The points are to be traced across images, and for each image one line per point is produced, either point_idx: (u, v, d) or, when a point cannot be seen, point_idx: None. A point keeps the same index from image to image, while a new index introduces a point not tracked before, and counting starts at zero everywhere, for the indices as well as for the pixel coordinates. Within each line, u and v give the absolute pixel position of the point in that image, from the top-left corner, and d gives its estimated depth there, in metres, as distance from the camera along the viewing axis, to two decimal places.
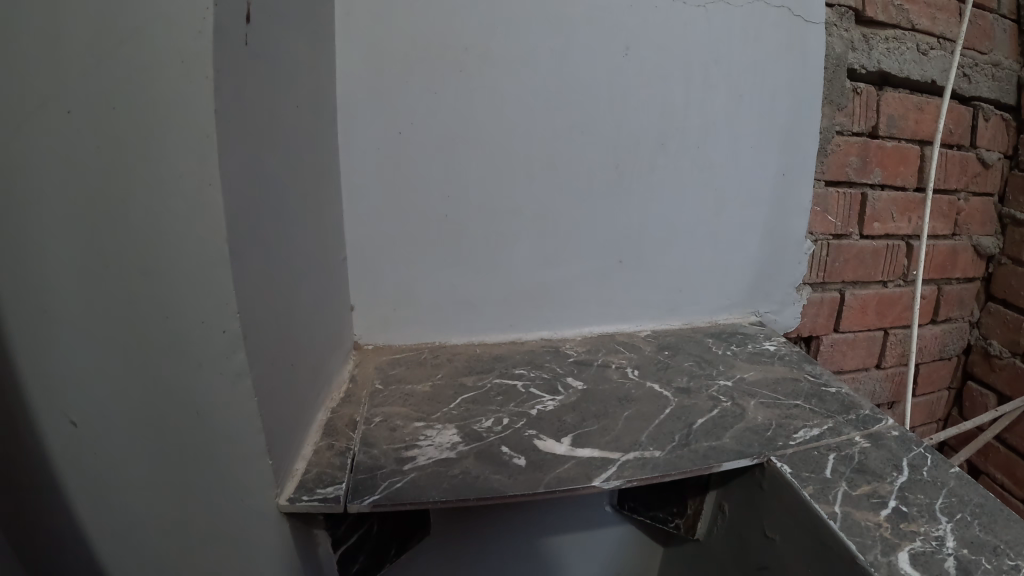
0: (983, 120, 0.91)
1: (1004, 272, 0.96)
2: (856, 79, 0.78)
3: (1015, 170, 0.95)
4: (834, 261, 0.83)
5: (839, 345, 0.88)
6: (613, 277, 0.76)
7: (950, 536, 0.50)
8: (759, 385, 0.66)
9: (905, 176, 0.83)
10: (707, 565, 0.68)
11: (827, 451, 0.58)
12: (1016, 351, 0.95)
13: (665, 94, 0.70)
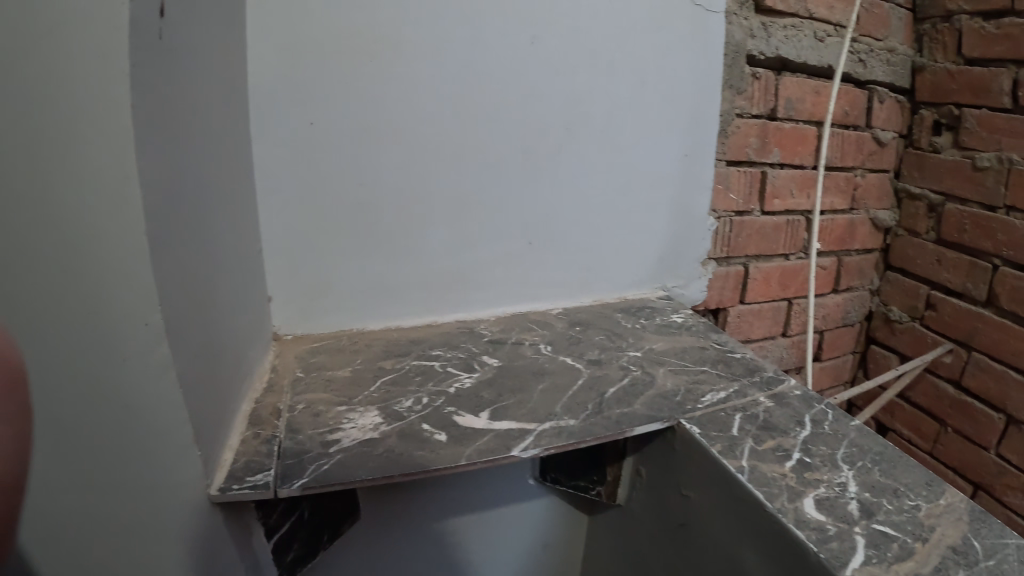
0: (878, 102, 0.97)
1: (902, 242, 1.06)
2: (755, 65, 0.83)
3: (909, 147, 1.04)
4: (737, 237, 0.89)
5: (745, 315, 0.94)
6: (527, 258, 0.79)
7: (853, 482, 0.54)
8: (668, 354, 0.70)
9: (803, 155, 0.89)
10: (629, 528, 0.71)
11: (733, 411, 0.61)
12: (914, 314, 1.06)
13: (571, 81, 0.73)
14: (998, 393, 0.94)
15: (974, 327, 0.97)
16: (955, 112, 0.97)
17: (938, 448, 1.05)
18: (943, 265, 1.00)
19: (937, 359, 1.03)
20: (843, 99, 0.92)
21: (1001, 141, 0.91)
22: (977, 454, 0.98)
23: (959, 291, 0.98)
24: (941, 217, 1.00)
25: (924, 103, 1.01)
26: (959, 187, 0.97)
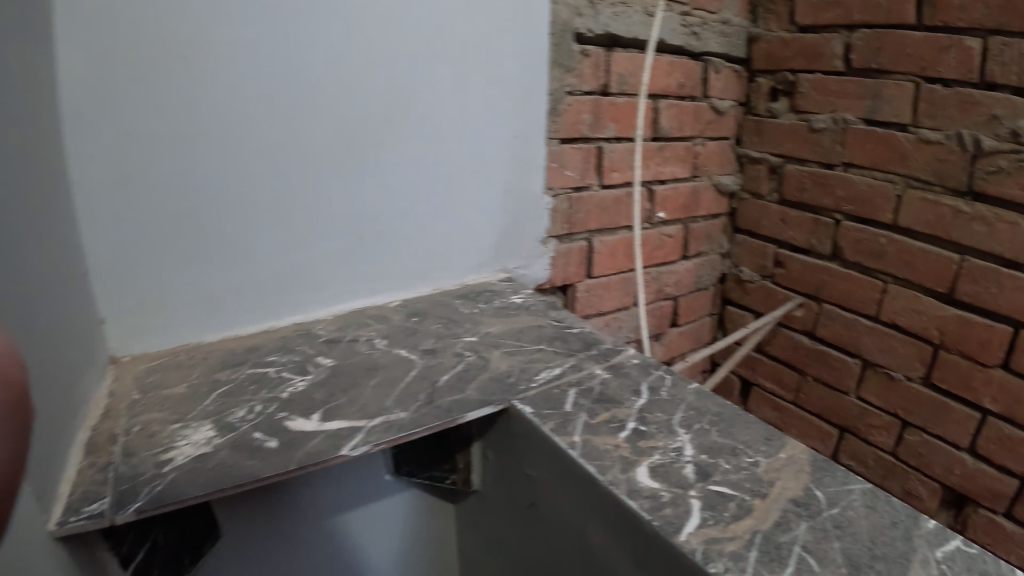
0: (713, 72, 1.01)
1: (748, 205, 1.20)
2: (585, 42, 0.85)
3: (748, 116, 1.17)
4: (577, 213, 0.91)
5: (593, 288, 0.97)
6: (359, 254, 0.77)
7: (689, 445, 0.54)
8: (505, 336, 0.71)
9: (639, 127, 0.93)
10: (490, 512, 0.73)
11: (568, 387, 0.61)
12: (764, 273, 1.21)
13: (393, 71, 0.72)
14: (851, 339, 1.10)
15: (821, 280, 1.12)
16: (789, 78, 1.10)
17: (802, 396, 1.20)
18: (788, 224, 1.15)
19: (789, 314, 1.18)
20: (679, 70, 0.95)
21: (834, 104, 1.05)
22: (840, 398, 1.14)
23: (805, 246, 1.13)
24: (782, 177, 1.14)
25: (759, 71, 1.14)
26: (797, 149, 1.11)
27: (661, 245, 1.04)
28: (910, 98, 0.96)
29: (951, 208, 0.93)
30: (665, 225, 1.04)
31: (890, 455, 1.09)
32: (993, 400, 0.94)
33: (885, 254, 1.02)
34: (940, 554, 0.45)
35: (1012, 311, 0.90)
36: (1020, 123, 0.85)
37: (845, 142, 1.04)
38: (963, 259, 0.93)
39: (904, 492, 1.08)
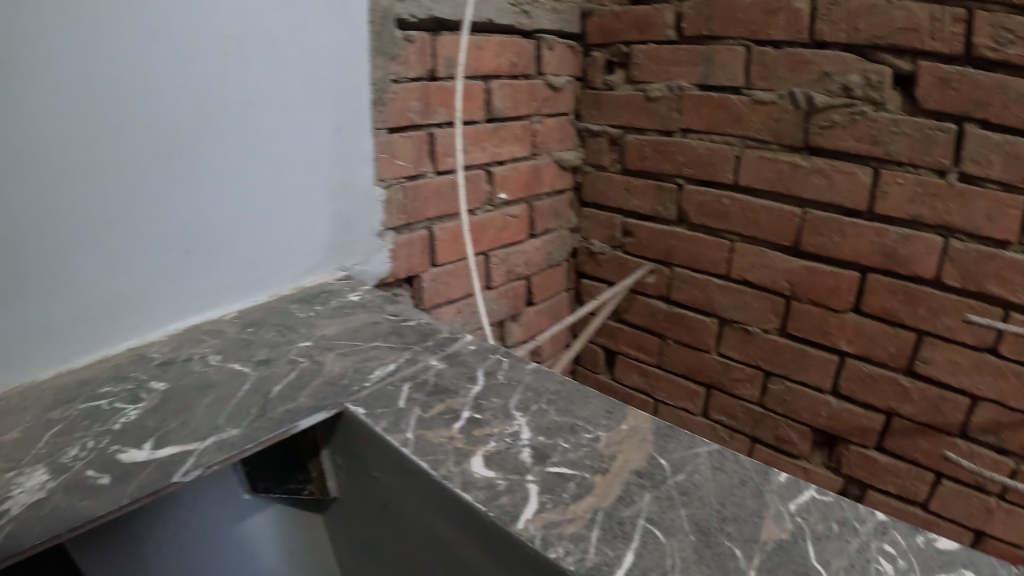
0: (547, 49, 1.16)
1: (592, 177, 1.35)
2: (407, 28, 0.92)
3: (585, 90, 1.31)
4: (414, 203, 0.99)
5: (437, 278, 1.06)
6: (187, 267, 0.74)
7: (527, 429, 0.62)
8: (339, 337, 0.77)
9: (472, 110, 1.05)
10: (349, 516, 0.77)
11: (402, 381, 0.69)
12: (614, 244, 1.36)
13: (204, 71, 0.70)
14: (705, 300, 1.28)
15: (670, 245, 1.28)
16: (623, 50, 1.24)
17: (665, 358, 1.38)
18: (632, 193, 1.30)
19: (641, 281, 1.35)
20: (510, 49, 1.07)
21: (667, 72, 1.19)
22: (700, 356, 1.33)
23: (650, 213, 1.29)
24: (622, 148, 1.29)
25: (594, 46, 1.27)
26: (633, 118, 1.26)
27: (504, 226, 1.18)
28: (742, 61, 1.11)
29: (788, 164, 1.10)
30: (510, 206, 1.19)
31: (755, 403, 1.30)
32: (849, 341, 1.14)
33: (728, 214, 1.20)
34: (794, 507, 0.54)
35: (855, 257, 1.09)
36: (848, 79, 1.02)
37: (681, 109, 1.19)
38: (805, 213, 1.11)
39: (777, 438, 1.29)
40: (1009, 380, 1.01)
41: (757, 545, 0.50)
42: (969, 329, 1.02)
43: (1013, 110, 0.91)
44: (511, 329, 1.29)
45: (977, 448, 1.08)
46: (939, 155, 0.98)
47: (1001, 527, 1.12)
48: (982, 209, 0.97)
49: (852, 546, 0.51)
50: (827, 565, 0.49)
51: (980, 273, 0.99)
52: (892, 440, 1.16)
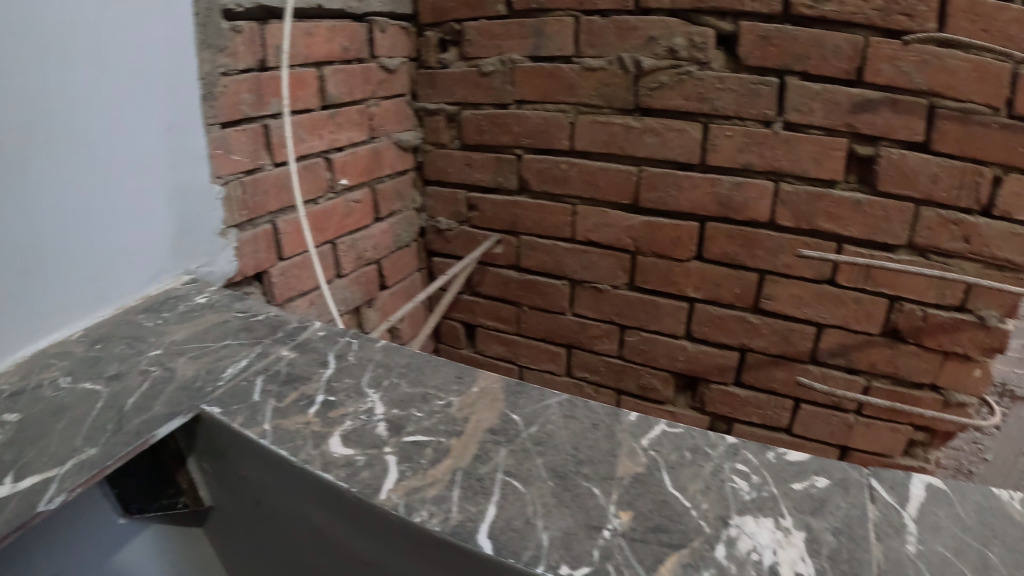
0: (378, 31, 1.19)
1: (432, 156, 1.35)
2: (235, 19, 0.94)
3: (419, 69, 1.31)
4: (254, 196, 1.00)
5: (285, 271, 1.09)
6: (26, 292, 0.70)
7: (379, 403, 0.69)
8: (190, 340, 0.78)
9: (306, 97, 1.06)
10: (220, 523, 0.78)
11: (256, 375, 0.73)
12: (460, 219, 1.38)
13: (22, 83, 0.66)
14: (555, 264, 1.33)
15: (515, 214, 1.32)
16: (456, 28, 1.25)
17: (523, 326, 1.41)
18: (472, 168, 1.33)
19: (490, 253, 1.37)
20: (340, 34, 1.11)
21: (500, 46, 1.22)
22: (556, 319, 1.37)
23: (492, 185, 1.32)
24: (459, 124, 1.31)
25: (427, 26, 1.28)
26: (469, 94, 1.28)
27: (348, 212, 1.19)
28: (571, 31, 1.16)
29: (622, 126, 1.18)
30: (352, 191, 1.20)
31: (615, 357, 1.36)
32: (695, 288, 1.24)
33: (567, 177, 1.25)
34: (647, 442, 0.66)
35: (692, 208, 1.19)
36: (673, 42, 1.11)
37: (514, 81, 1.24)
38: (642, 170, 1.19)
39: (640, 386, 1.36)
40: (847, 305, 1.16)
41: (613, 481, 0.61)
42: (805, 263, 1.16)
43: (830, 63, 1.05)
44: (370, 315, 1.29)
45: (828, 371, 1.22)
46: (763, 107, 1.10)
47: (861, 439, 1.26)
48: (807, 153, 1.10)
49: (707, 470, 0.64)
50: (685, 489, 0.61)
51: (810, 212, 1.13)
52: (749, 375, 1.27)
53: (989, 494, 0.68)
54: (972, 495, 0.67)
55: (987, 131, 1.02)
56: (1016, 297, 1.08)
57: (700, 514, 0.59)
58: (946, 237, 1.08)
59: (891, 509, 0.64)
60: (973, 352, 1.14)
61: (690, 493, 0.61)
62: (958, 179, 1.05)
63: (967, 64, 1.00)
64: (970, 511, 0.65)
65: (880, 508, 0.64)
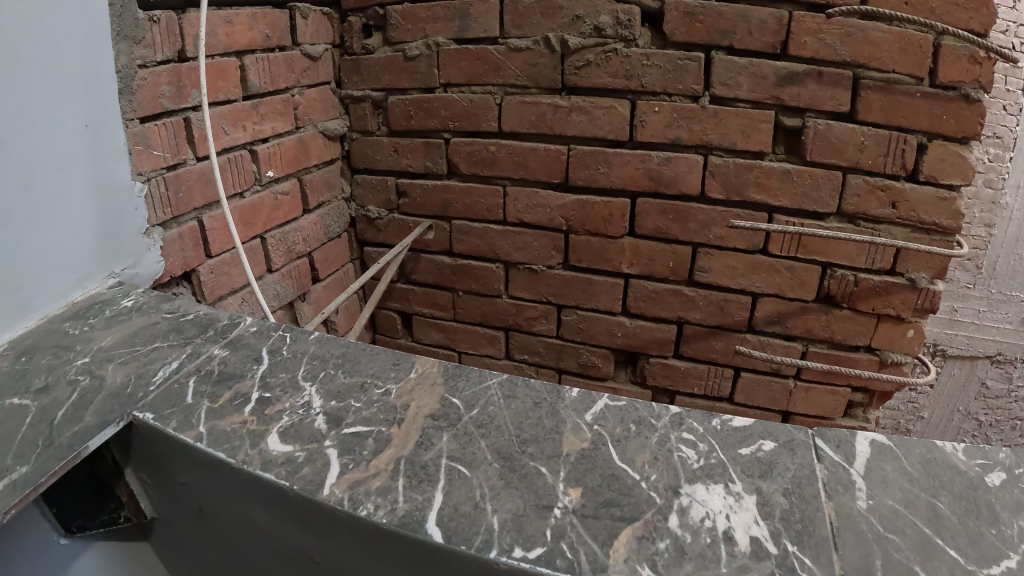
0: (301, 17, 1.17)
1: (360, 144, 1.32)
2: (150, 9, 0.91)
3: (344, 56, 1.28)
4: (178, 193, 0.98)
5: (214, 269, 1.06)
6: None
7: (317, 396, 0.68)
8: (117, 347, 0.76)
9: (228, 88, 1.03)
10: (166, 533, 0.75)
11: (188, 376, 0.72)
12: (390, 207, 1.34)
13: None
14: (488, 247, 1.30)
15: (445, 199, 1.29)
16: (380, 13, 1.23)
17: (459, 312, 1.37)
18: (400, 154, 1.29)
19: (422, 239, 1.34)
20: (262, 21, 1.09)
21: (425, 30, 1.21)
22: (492, 302, 1.34)
23: (421, 171, 1.29)
24: (386, 110, 1.28)
25: (350, 11, 1.25)
26: (394, 78, 1.25)
27: (277, 205, 1.16)
28: (496, 11, 1.16)
29: (549, 106, 1.18)
30: (278, 183, 1.17)
31: (554, 337, 1.34)
32: (629, 264, 1.24)
33: (496, 160, 1.24)
34: (590, 418, 0.67)
35: (623, 184, 1.19)
36: (598, 20, 1.12)
37: (440, 64, 1.22)
38: (571, 149, 1.20)
39: (581, 365, 1.34)
40: (781, 274, 1.18)
41: (560, 459, 0.62)
42: (738, 234, 1.17)
43: (754, 37, 1.07)
44: (304, 309, 1.25)
45: (765, 339, 1.24)
46: (690, 82, 1.11)
47: (802, 404, 1.27)
48: (736, 126, 1.12)
49: (653, 441, 0.65)
50: (632, 462, 0.62)
51: (741, 183, 1.14)
52: (687, 347, 1.27)
53: (931, 446, 0.73)
54: (915, 447, 0.72)
55: (911, 101, 1.05)
56: (945, 259, 1.11)
57: (649, 485, 0.60)
58: (874, 203, 1.11)
59: (839, 467, 0.67)
60: (905, 313, 1.16)
61: (637, 465, 0.62)
62: (884, 147, 1.08)
63: (890, 35, 1.03)
64: (915, 464, 0.70)
65: (829, 467, 0.67)
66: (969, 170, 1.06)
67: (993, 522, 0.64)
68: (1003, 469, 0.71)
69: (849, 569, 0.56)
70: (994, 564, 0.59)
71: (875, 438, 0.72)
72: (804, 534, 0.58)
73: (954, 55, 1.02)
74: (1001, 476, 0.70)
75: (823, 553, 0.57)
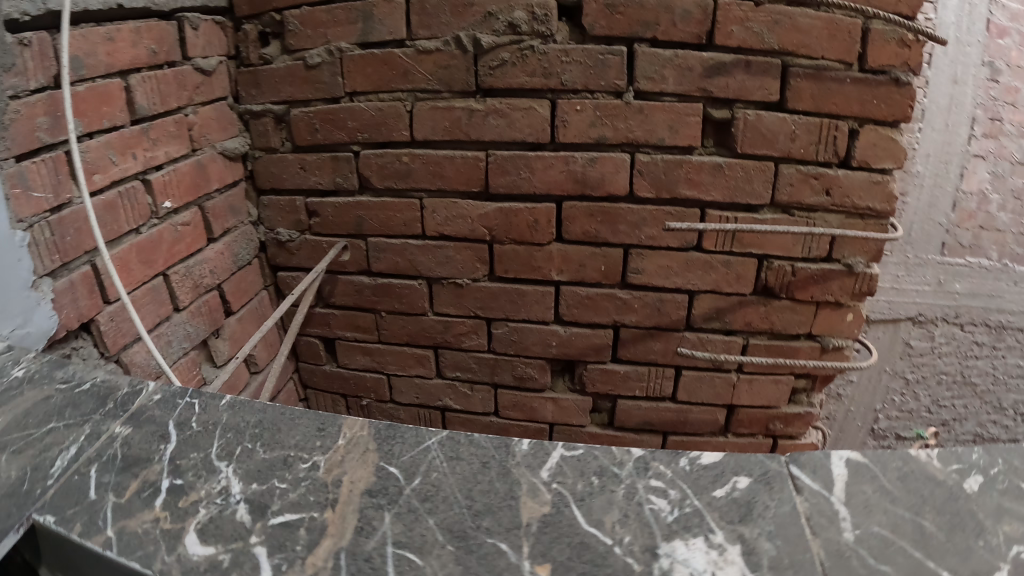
0: (191, 29, 1.07)
1: (263, 162, 1.21)
2: (22, 31, 0.82)
3: (240, 68, 1.17)
4: (65, 237, 0.89)
5: (115, 316, 0.97)
6: None
7: (234, 477, 0.72)
8: (10, 431, 0.74)
9: (113, 112, 0.93)
10: None
11: (89, 463, 0.72)
12: (301, 228, 1.24)
13: None
14: (409, 265, 1.22)
15: (358, 216, 1.20)
16: (277, 18, 1.13)
17: (384, 333, 1.28)
18: (307, 170, 1.19)
19: (338, 261, 1.24)
20: (147, 36, 0.98)
21: (326, 35, 1.11)
22: (418, 321, 1.26)
23: (331, 188, 1.19)
24: (289, 125, 1.18)
25: (245, 19, 1.15)
26: (297, 89, 1.15)
27: (178, 237, 1.06)
28: (402, 11, 1.07)
29: (463, 110, 1.11)
30: (177, 214, 1.06)
31: (486, 351, 1.27)
32: (559, 270, 1.19)
33: (411, 171, 1.16)
34: (548, 475, 0.72)
35: (547, 188, 1.14)
36: (512, 16, 1.05)
37: (343, 71, 1.12)
38: (488, 155, 1.13)
39: (516, 378, 1.28)
40: (717, 270, 1.15)
41: (521, 531, 0.67)
42: (671, 234, 1.14)
43: (679, 28, 1.03)
44: (219, 347, 1.15)
45: (705, 336, 1.20)
46: (613, 77, 1.06)
47: (746, 395, 1.23)
48: (663, 121, 1.08)
49: (619, 495, 0.70)
50: (601, 524, 0.67)
51: (670, 180, 1.11)
52: (625, 351, 1.23)
53: (907, 457, 0.77)
54: (891, 462, 0.76)
55: (841, 87, 1.03)
56: (880, 243, 1.10)
57: (625, 549, 0.65)
58: (808, 192, 1.09)
59: (820, 496, 0.71)
60: (844, 298, 1.15)
61: (608, 527, 0.67)
62: (816, 135, 1.06)
63: (818, 22, 1.00)
64: (893, 480, 0.74)
65: (810, 498, 0.71)
66: (900, 153, 1.06)
67: (980, 531, 0.70)
68: (978, 471, 0.76)
69: None
70: None
71: (848, 458, 0.76)
72: None
73: (883, 39, 1.00)
74: (977, 479, 0.75)
75: None
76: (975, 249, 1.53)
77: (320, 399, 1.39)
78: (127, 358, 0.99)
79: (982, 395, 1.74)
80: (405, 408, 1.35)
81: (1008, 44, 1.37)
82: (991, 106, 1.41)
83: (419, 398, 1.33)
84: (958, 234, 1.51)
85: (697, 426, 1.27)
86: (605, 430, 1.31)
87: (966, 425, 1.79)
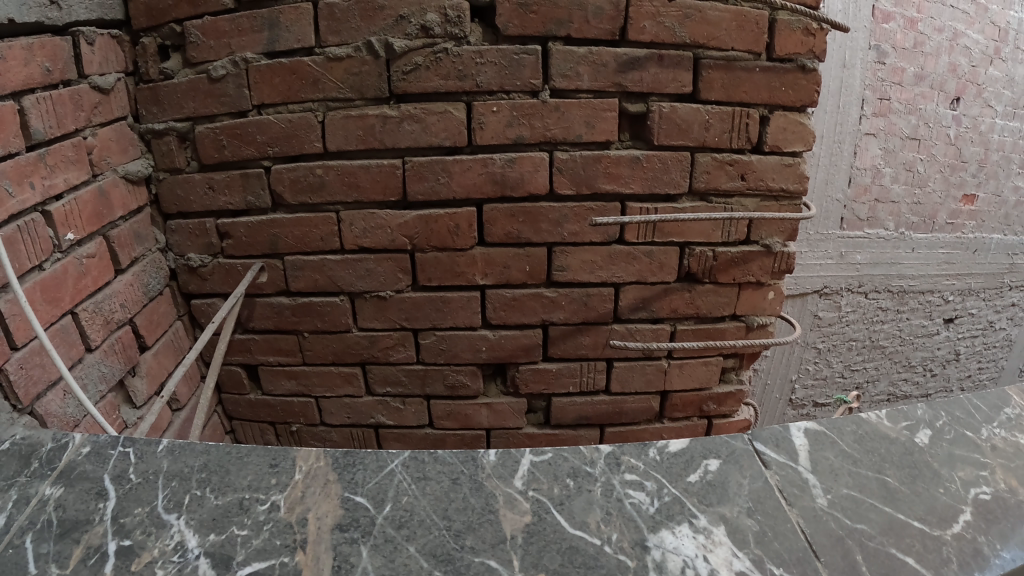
0: (86, 44, 0.99)
1: (168, 184, 1.13)
2: None
3: (140, 85, 1.10)
4: None
5: (23, 363, 0.87)
6: None
7: (188, 530, 0.66)
8: None
9: (7, 138, 0.84)
10: None
11: (22, 534, 0.65)
12: (213, 251, 1.17)
13: None
14: (329, 281, 1.16)
15: (273, 235, 1.14)
16: (177, 29, 1.07)
17: (308, 355, 1.23)
18: (216, 191, 1.12)
19: (254, 283, 1.17)
20: (39, 52, 0.90)
21: (230, 45, 1.05)
22: (342, 338, 1.21)
23: (242, 207, 1.13)
24: (194, 142, 1.11)
25: (142, 31, 1.08)
26: (202, 104, 1.08)
27: (83, 271, 0.97)
28: (310, 17, 1.03)
29: (377, 118, 1.06)
30: (81, 246, 0.98)
31: (416, 363, 1.23)
32: (484, 274, 1.16)
33: (325, 184, 1.10)
34: (525, 484, 0.71)
35: (466, 193, 1.10)
36: (425, 19, 1.01)
37: (251, 83, 1.06)
38: (404, 162, 1.08)
39: (448, 387, 1.25)
40: (640, 260, 1.15)
41: (507, 545, 0.64)
42: (594, 229, 1.13)
43: (592, 25, 1.03)
44: (137, 385, 1.08)
45: (633, 327, 1.21)
46: (528, 77, 1.04)
47: (678, 380, 1.26)
48: (579, 118, 1.07)
49: (598, 494, 0.70)
50: (587, 525, 0.66)
51: (590, 176, 1.10)
52: (556, 349, 1.22)
53: (860, 421, 0.83)
54: (845, 427, 0.82)
55: (751, 75, 1.07)
56: (795, 222, 1.16)
57: (615, 547, 0.64)
58: (723, 178, 1.12)
59: (787, 468, 0.75)
60: (765, 278, 1.19)
61: (593, 527, 0.66)
62: (728, 123, 1.09)
63: (726, 14, 1.04)
64: (851, 443, 0.80)
65: (779, 471, 0.75)
66: (808, 136, 1.11)
67: (938, 479, 0.76)
68: (925, 425, 0.84)
69: (833, 574, 0.64)
70: (954, 522, 0.70)
71: (807, 429, 0.81)
72: (783, 551, 0.65)
73: (788, 29, 1.06)
74: (925, 433, 0.83)
75: (807, 566, 0.64)
76: (870, 220, 1.81)
77: (247, 429, 1.33)
78: (42, 409, 0.90)
79: (875, 335, 2.04)
80: (336, 429, 1.30)
81: (891, 28, 1.63)
82: (879, 86, 1.67)
83: (351, 418, 1.28)
84: (855, 207, 1.77)
85: (633, 415, 1.29)
86: (542, 428, 1.30)
87: (840, 376, 2.08)
